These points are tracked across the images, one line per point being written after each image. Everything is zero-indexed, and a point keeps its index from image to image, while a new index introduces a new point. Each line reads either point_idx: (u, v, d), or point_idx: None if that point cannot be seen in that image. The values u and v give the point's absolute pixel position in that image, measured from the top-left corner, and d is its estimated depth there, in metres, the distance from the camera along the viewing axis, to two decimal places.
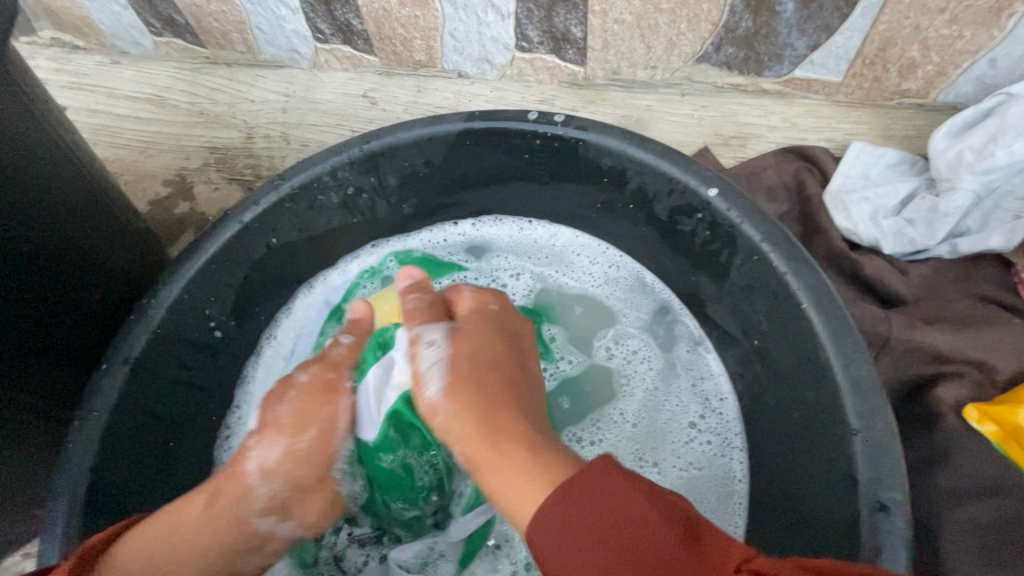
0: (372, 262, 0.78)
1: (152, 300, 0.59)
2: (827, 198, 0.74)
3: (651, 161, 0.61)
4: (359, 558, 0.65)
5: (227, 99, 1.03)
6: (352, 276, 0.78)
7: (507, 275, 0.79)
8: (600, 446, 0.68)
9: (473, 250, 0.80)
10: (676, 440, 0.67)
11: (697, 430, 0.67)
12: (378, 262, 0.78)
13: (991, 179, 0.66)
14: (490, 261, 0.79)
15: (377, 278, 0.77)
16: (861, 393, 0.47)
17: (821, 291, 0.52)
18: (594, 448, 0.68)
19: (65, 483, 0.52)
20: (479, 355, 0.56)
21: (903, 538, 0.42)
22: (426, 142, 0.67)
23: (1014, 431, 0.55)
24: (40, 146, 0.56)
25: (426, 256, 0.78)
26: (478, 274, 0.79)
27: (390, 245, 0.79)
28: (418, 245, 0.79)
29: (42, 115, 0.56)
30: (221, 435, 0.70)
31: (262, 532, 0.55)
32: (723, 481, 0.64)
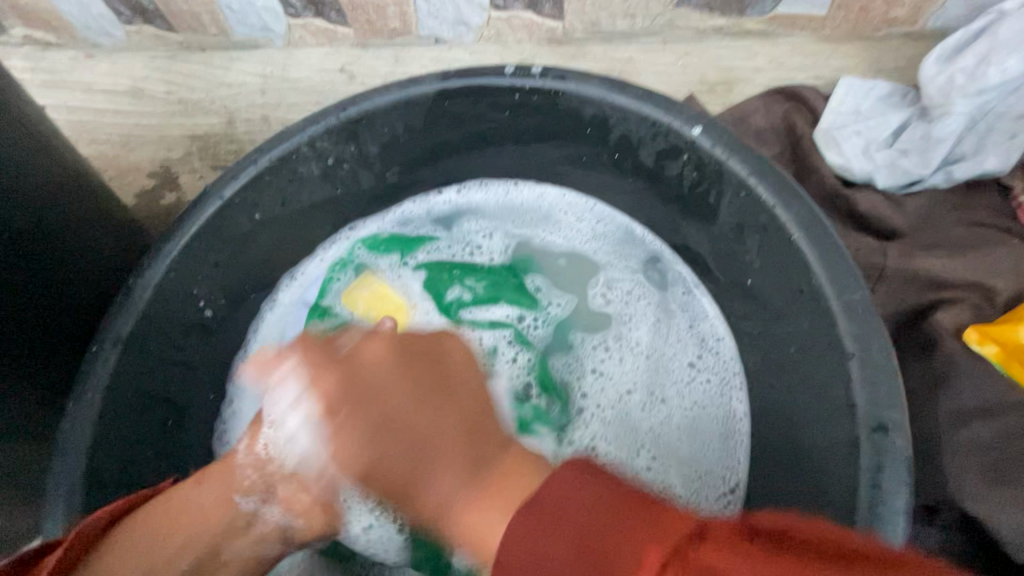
0: (339, 255, 0.77)
1: (138, 281, 0.59)
2: (818, 136, 0.72)
3: (632, 105, 0.60)
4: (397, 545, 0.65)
5: (203, 85, 1.01)
6: (326, 269, 0.76)
7: (479, 237, 0.79)
8: (622, 362, 0.69)
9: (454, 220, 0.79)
10: (680, 380, 0.67)
11: (697, 369, 0.67)
12: (347, 252, 0.76)
13: (985, 101, 0.65)
14: (462, 227, 0.79)
15: (349, 269, 0.75)
16: (856, 317, 0.46)
17: (812, 220, 0.50)
18: (615, 363, 0.69)
19: (64, 464, 0.53)
20: (378, 381, 0.48)
21: (903, 456, 0.42)
22: (404, 106, 0.65)
23: (1014, 350, 0.55)
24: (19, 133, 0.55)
25: (393, 236, 0.77)
26: (450, 242, 0.79)
27: (363, 229, 0.78)
28: (382, 229, 0.78)
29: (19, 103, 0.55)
30: (217, 428, 0.71)
31: (245, 515, 0.51)
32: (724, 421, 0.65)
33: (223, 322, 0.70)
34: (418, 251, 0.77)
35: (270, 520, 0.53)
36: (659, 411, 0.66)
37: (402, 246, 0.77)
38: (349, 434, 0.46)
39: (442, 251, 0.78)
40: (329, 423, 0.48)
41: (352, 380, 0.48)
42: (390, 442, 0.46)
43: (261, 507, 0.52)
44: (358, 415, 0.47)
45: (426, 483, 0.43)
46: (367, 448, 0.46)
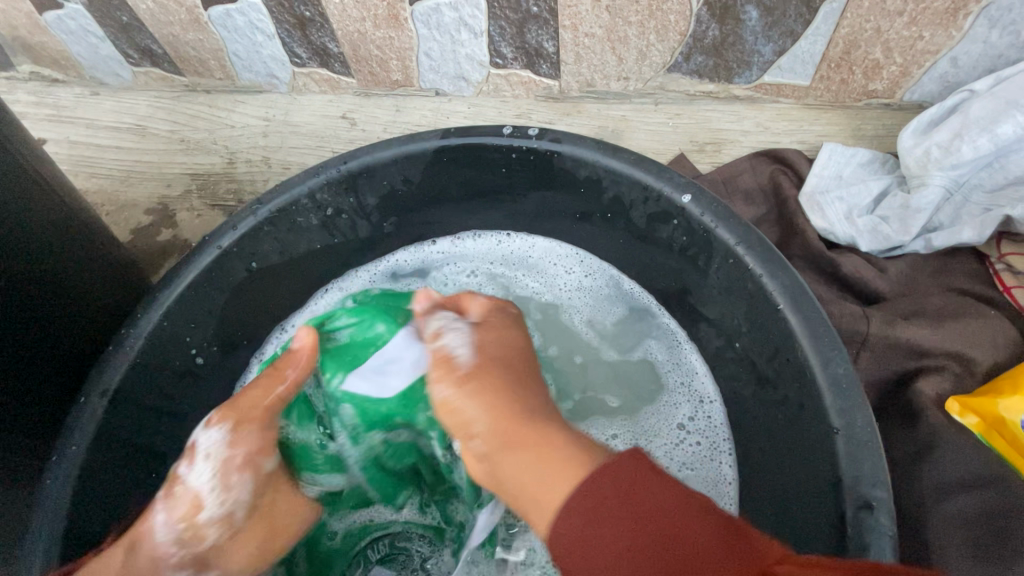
0: (327, 311, 0.77)
1: (131, 329, 0.59)
2: (802, 199, 0.75)
3: (625, 169, 0.62)
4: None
5: (206, 125, 1.03)
6: (311, 330, 0.76)
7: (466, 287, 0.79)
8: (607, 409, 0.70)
9: (438, 272, 0.80)
10: (667, 441, 0.67)
11: (686, 431, 0.67)
12: (335, 309, 0.77)
13: (960, 174, 0.67)
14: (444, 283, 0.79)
15: None
16: (840, 390, 0.47)
17: (796, 290, 0.52)
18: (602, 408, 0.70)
19: (45, 518, 0.51)
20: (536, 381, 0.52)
21: (889, 536, 0.42)
22: (404, 161, 0.67)
23: (995, 423, 0.56)
24: (28, 185, 0.57)
25: (383, 293, 0.78)
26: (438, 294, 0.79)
27: (354, 283, 0.79)
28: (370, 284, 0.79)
29: (30, 156, 0.58)
30: None
31: None
32: (714, 484, 0.64)
33: (215, 368, 0.70)
34: None
35: None
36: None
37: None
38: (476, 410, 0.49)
39: None
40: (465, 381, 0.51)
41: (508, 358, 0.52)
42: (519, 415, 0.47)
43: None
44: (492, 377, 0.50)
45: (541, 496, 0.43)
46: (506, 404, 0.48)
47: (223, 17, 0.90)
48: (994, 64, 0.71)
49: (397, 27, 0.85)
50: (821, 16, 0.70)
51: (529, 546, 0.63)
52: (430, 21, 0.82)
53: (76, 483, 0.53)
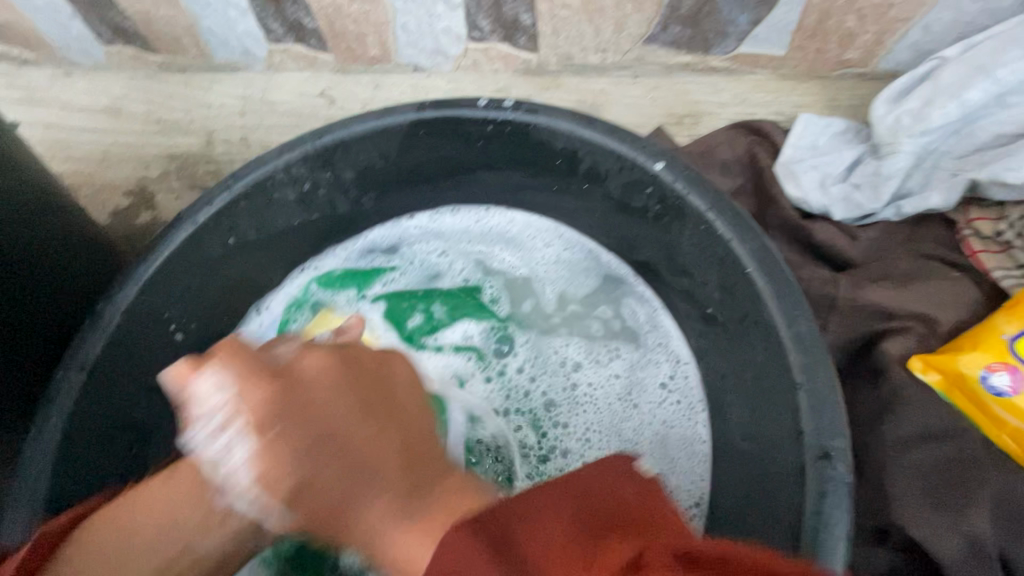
0: (296, 294, 0.78)
1: (108, 305, 0.59)
2: (777, 169, 0.76)
3: (599, 139, 0.62)
4: None
5: (183, 105, 1.02)
6: (279, 314, 0.77)
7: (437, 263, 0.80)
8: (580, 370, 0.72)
9: (412, 250, 0.80)
10: (651, 399, 0.69)
11: (667, 390, 0.69)
12: (302, 292, 0.78)
13: (929, 141, 0.68)
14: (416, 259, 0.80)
15: (306, 309, 0.77)
16: (804, 348, 0.48)
17: (764, 253, 0.53)
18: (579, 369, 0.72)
19: (27, 489, 0.52)
20: (333, 413, 0.42)
21: (846, 483, 0.44)
22: (379, 134, 0.67)
23: (956, 380, 0.58)
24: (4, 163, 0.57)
25: (347, 272, 0.79)
26: (405, 269, 0.80)
27: (321, 265, 0.79)
28: (337, 265, 0.79)
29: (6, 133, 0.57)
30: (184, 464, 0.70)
31: None
32: (689, 443, 0.66)
33: (197, 344, 0.70)
34: (373, 285, 0.80)
35: None
36: (630, 415, 0.69)
37: (358, 281, 0.79)
38: (276, 451, 0.40)
39: (398, 282, 0.80)
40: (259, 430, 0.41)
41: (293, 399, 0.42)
42: (326, 447, 0.41)
43: None
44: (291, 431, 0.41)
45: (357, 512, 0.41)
46: (297, 469, 0.40)
47: None
48: (964, 31, 0.72)
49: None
50: None
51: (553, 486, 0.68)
52: None
53: (55, 456, 0.54)
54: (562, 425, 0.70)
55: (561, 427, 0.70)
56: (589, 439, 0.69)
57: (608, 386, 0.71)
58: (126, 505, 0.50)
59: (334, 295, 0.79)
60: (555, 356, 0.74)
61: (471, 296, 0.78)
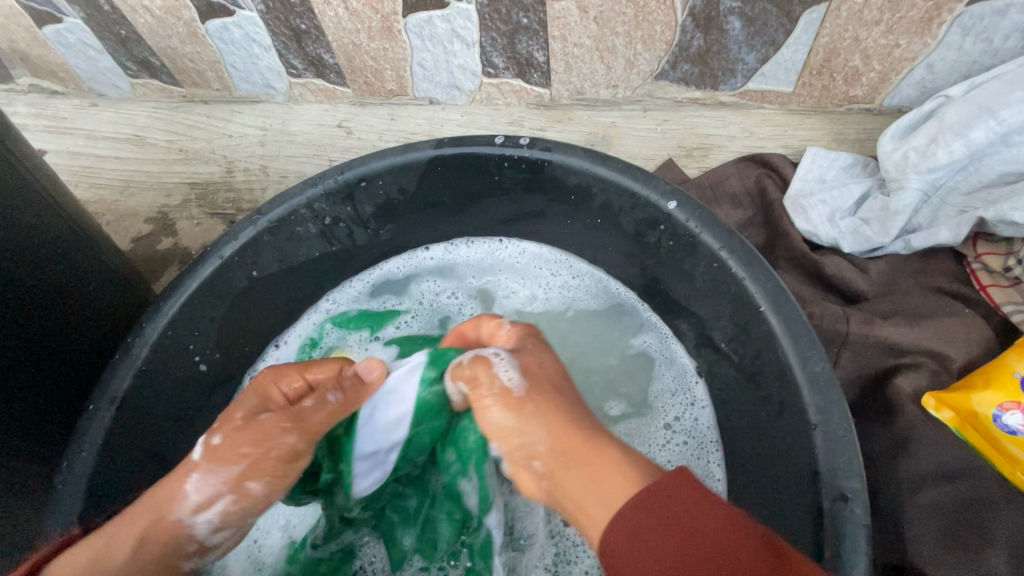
0: (311, 332, 0.79)
1: (136, 339, 0.61)
2: (787, 203, 0.77)
3: (613, 177, 0.64)
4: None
5: (205, 135, 1.05)
6: (294, 351, 0.78)
7: (444, 297, 0.81)
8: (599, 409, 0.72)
9: (422, 289, 0.82)
10: (654, 439, 0.69)
11: (672, 431, 0.69)
12: (318, 331, 0.79)
13: (936, 177, 0.70)
14: (426, 294, 0.81)
15: (319, 349, 0.78)
16: (818, 388, 0.49)
17: (776, 292, 0.54)
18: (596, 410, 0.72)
19: (57, 522, 0.53)
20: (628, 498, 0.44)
21: (863, 525, 0.44)
22: (400, 170, 0.69)
23: (969, 417, 0.59)
24: (35, 204, 0.59)
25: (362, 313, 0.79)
26: (416, 310, 0.81)
27: (336, 302, 0.81)
28: (352, 306, 0.80)
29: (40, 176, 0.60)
30: None
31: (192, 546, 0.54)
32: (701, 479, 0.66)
33: (219, 376, 0.72)
34: (387, 326, 0.79)
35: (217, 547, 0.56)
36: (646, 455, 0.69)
37: (372, 322, 0.78)
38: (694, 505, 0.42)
39: (410, 324, 0.80)
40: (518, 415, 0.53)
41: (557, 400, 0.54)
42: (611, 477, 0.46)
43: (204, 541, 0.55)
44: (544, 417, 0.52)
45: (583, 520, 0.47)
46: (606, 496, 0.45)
47: (220, 30, 0.92)
48: (968, 70, 0.74)
49: (391, 38, 0.87)
50: (802, 26, 0.72)
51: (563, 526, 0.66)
52: (423, 32, 0.85)
53: (86, 488, 0.55)
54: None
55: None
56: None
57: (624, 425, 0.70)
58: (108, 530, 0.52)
59: (346, 335, 0.78)
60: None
61: None
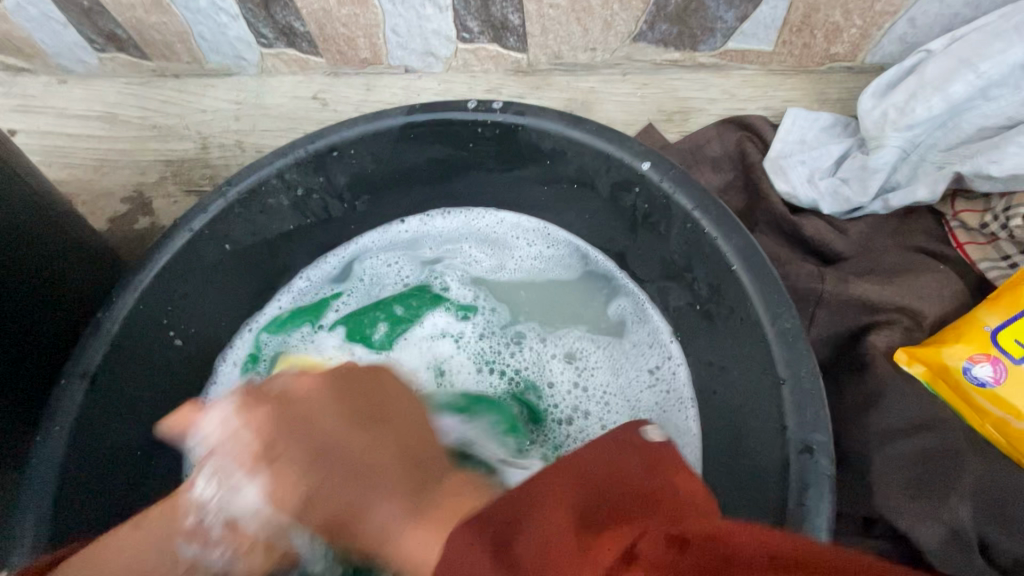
0: (247, 351, 0.76)
1: (106, 314, 0.60)
2: (766, 164, 0.76)
3: (586, 140, 0.63)
4: None
5: (178, 111, 1.03)
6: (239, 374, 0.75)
7: (390, 272, 0.81)
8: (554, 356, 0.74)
9: (364, 266, 0.81)
10: (631, 387, 0.71)
11: (651, 378, 0.71)
12: (255, 346, 0.77)
13: (915, 134, 0.69)
14: (379, 268, 0.81)
15: (262, 362, 0.75)
16: (787, 343, 0.49)
17: (748, 250, 0.54)
18: (556, 357, 0.74)
19: (31, 497, 0.53)
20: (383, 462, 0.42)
21: (827, 475, 0.45)
22: (371, 138, 0.68)
23: (941, 371, 0.59)
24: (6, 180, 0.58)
25: (294, 310, 0.78)
26: (354, 289, 0.81)
27: (270, 310, 0.78)
28: (284, 307, 0.79)
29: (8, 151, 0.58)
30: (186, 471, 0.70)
31: None
32: (679, 433, 0.67)
33: (194, 350, 0.71)
34: (325, 314, 0.79)
35: None
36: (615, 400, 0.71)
37: (310, 315, 0.78)
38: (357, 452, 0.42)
39: (349, 304, 0.80)
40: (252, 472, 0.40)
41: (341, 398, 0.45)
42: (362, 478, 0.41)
43: None
44: (291, 436, 0.41)
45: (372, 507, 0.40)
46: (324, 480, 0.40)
47: None
48: (950, 23, 0.72)
49: (361, 3, 0.84)
50: None
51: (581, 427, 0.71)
52: None
53: (61, 460, 0.55)
54: (575, 382, 0.73)
55: (576, 387, 0.73)
56: (606, 399, 0.72)
57: (585, 372, 0.73)
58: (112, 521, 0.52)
59: (286, 339, 0.77)
60: (526, 326, 0.77)
61: (425, 292, 0.80)
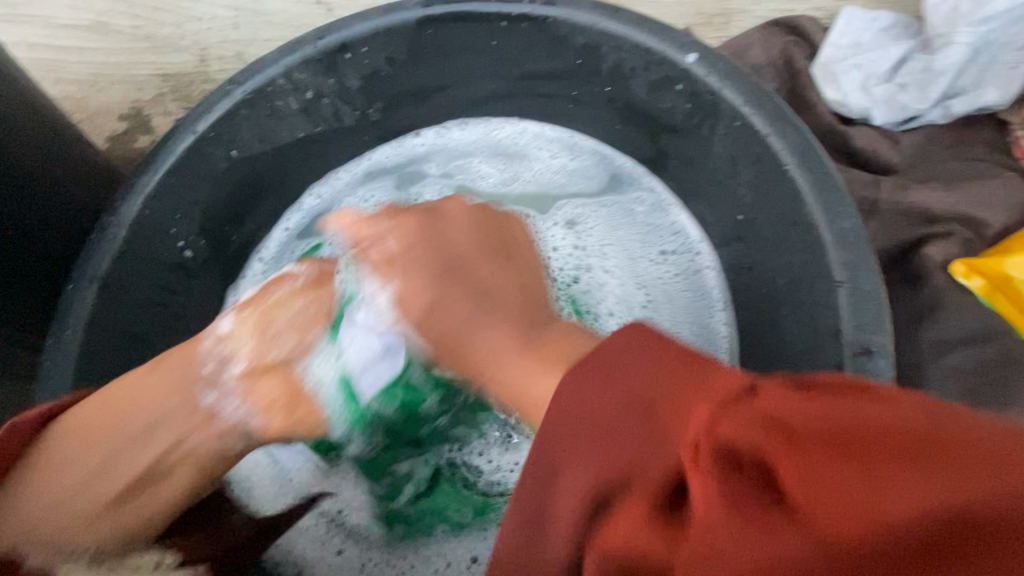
0: None
1: (112, 219, 0.56)
2: (815, 70, 0.70)
3: (626, 32, 0.57)
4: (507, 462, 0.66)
5: (172, 19, 0.95)
6: None
7: (367, 207, 0.76)
8: (550, 234, 0.71)
9: (342, 207, 0.76)
10: (644, 265, 0.70)
11: (663, 260, 0.70)
12: None
13: (988, 30, 0.63)
14: (370, 189, 0.77)
15: None
16: (846, 245, 0.46)
17: (805, 148, 0.49)
18: (553, 229, 0.72)
19: (43, 405, 0.51)
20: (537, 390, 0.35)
21: (886, 379, 0.42)
22: (386, 34, 0.61)
23: (1000, 282, 0.57)
24: None
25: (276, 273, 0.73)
26: None
27: (258, 270, 0.74)
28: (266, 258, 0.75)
29: None
30: None
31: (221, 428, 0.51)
32: (709, 328, 0.66)
33: (204, 265, 0.68)
34: None
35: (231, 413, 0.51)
36: (626, 271, 0.70)
37: None
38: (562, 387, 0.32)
39: None
40: (388, 275, 0.47)
41: (437, 237, 0.47)
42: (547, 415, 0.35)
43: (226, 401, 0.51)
44: (418, 262, 0.46)
45: (482, 342, 0.40)
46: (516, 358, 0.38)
47: None
48: None
49: None
50: None
51: (596, 283, 0.70)
52: None
53: (74, 369, 0.52)
54: (576, 246, 0.71)
55: (577, 248, 0.71)
56: (608, 253, 0.71)
57: (582, 256, 0.71)
58: (146, 379, 0.50)
59: None
60: (511, 207, 0.73)
61: None
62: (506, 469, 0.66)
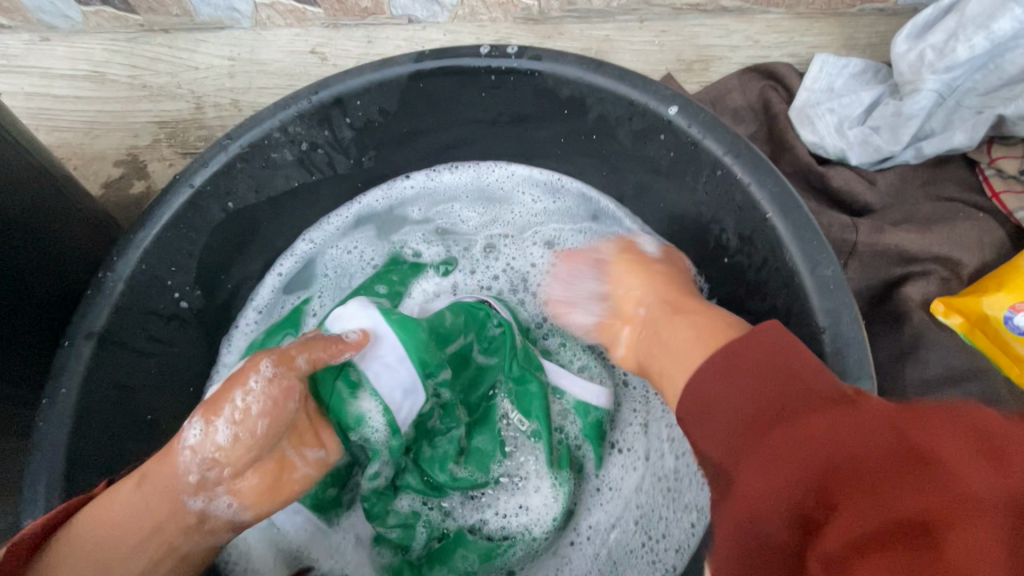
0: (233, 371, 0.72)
1: (108, 274, 0.57)
2: (792, 114, 0.72)
3: (609, 85, 0.59)
4: (511, 505, 0.65)
5: (169, 68, 0.97)
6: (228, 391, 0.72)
7: (350, 255, 0.78)
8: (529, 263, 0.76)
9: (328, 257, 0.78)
10: None
11: None
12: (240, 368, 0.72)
13: (953, 77, 0.66)
14: (357, 237, 0.78)
15: None
16: (827, 291, 0.48)
17: (783, 197, 0.51)
18: (533, 258, 0.76)
19: (37, 465, 0.51)
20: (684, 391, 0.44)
21: None
22: (378, 89, 0.63)
23: (978, 320, 0.59)
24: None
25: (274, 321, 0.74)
26: (324, 285, 0.77)
27: (246, 317, 0.75)
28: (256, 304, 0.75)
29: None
30: None
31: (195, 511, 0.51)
32: None
33: (200, 314, 0.69)
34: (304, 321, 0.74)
35: (219, 512, 0.52)
36: None
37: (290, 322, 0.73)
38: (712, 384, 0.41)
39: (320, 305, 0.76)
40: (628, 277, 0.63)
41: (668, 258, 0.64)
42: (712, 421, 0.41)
43: (208, 504, 0.52)
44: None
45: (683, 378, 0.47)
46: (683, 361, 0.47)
47: None
48: None
49: None
50: None
51: None
52: None
53: (70, 427, 0.52)
54: None
55: None
56: None
57: None
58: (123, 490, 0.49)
59: None
60: (491, 236, 0.78)
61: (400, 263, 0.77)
62: (514, 514, 0.65)
